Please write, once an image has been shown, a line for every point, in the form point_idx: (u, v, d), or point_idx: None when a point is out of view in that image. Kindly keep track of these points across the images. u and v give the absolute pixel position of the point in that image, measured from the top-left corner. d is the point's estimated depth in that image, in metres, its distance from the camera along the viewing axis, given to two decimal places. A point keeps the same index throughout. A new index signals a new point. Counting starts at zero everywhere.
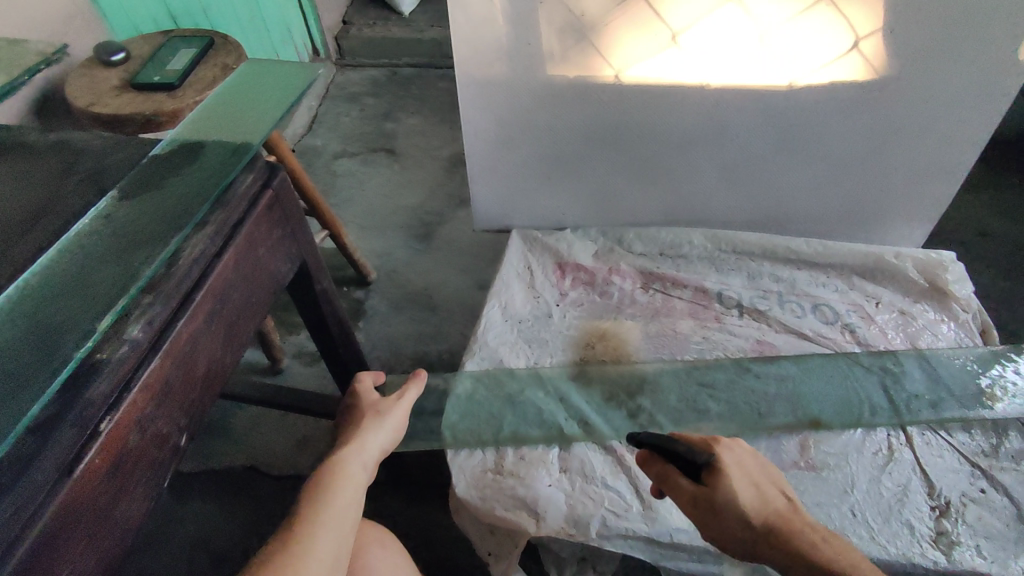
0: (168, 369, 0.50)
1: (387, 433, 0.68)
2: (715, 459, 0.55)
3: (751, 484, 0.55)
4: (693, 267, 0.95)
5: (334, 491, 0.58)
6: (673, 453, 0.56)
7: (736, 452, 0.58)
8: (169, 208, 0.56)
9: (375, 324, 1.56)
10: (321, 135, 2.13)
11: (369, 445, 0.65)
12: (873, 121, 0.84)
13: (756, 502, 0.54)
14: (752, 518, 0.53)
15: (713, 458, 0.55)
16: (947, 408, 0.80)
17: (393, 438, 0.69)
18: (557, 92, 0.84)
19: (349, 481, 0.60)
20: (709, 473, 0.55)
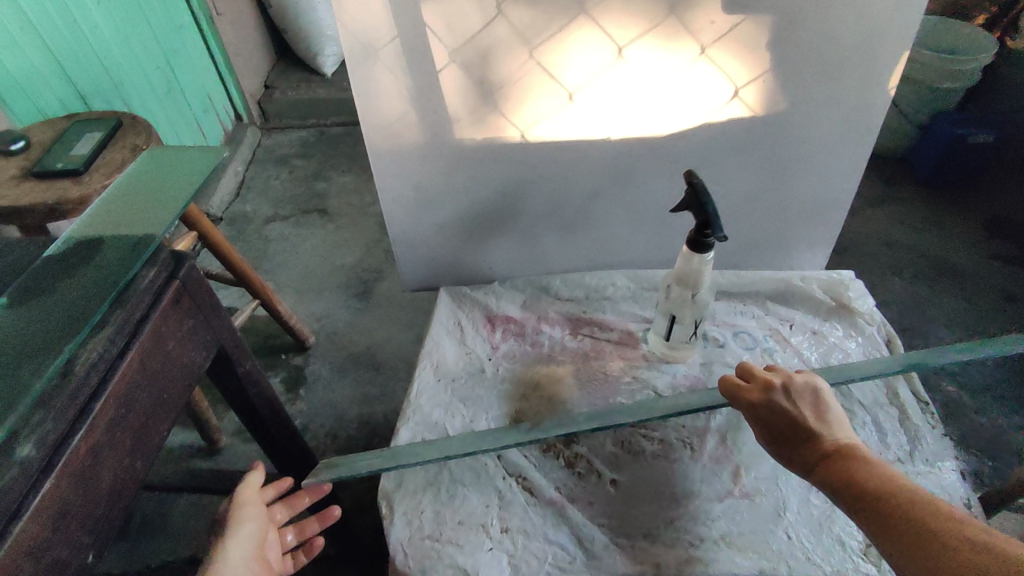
0: (65, 489, 0.48)
1: (246, 533, 0.69)
2: (761, 386, 0.68)
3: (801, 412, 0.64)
4: (618, 308, 0.98)
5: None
6: (703, 223, 0.75)
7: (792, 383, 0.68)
8: (64, 313, 0.55)
9: (317, 389, 1.52)
10: (251, 201, 2.10)
11: (233, 550, 0.67)
12: (761, 159, 0.91)
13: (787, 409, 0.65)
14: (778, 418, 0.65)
15: (760, 386, 0.68)
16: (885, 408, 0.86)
17: (256, 535, 0.70)
18: (466, 155, 0.86)
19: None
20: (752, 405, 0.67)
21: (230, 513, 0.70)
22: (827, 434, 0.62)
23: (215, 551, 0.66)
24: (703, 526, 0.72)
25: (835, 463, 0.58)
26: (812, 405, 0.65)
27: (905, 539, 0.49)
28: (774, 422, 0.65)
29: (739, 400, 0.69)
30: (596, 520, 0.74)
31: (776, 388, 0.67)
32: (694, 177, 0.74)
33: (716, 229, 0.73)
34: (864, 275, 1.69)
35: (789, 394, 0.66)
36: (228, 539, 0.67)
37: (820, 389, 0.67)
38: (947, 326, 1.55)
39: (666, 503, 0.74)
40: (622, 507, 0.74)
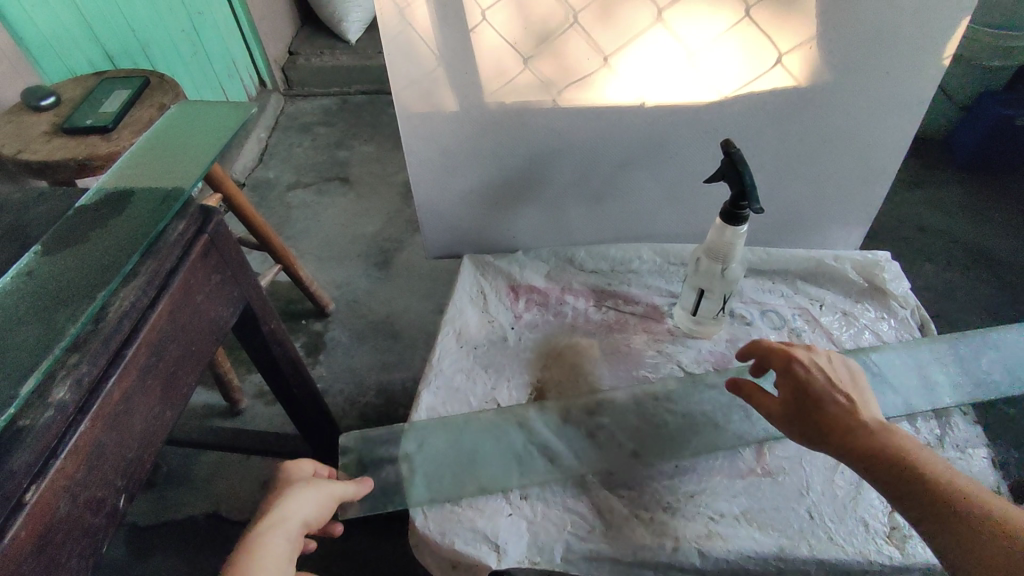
0: (99, 432, 0.48)
1: (311, 505, 0.67)
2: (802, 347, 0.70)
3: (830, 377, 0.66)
4: (644, 281, 0.97)
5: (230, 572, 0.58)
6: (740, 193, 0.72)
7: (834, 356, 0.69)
8: (96, 261, 0.55)
9: (336, 355, 1.54)
10: (274, 167, 2.10)
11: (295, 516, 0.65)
12: (799, 133, 0.88)
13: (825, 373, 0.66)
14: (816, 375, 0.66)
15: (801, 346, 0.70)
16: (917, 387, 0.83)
17: (319, 513, 0.67)
18: (497, 119, 0.84)
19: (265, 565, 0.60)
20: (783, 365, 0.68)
21: (297, 488, 0.67)
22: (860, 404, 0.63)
23: (279, 509, 0.64)
24: (724, 502, 0.72)
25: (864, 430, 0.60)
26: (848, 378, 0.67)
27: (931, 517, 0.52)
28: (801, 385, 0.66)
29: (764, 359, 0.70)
30: (616, 491, 0.73)
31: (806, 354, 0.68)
32: (732, 147, 0.72)
33: (753, 202, 0.71)
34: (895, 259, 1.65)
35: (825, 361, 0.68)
36: (293, 502, 0.65)
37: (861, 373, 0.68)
38: (978, 313, 1.51)
39: (687, 478, 0.74)
40: (642, 480, 0.74)
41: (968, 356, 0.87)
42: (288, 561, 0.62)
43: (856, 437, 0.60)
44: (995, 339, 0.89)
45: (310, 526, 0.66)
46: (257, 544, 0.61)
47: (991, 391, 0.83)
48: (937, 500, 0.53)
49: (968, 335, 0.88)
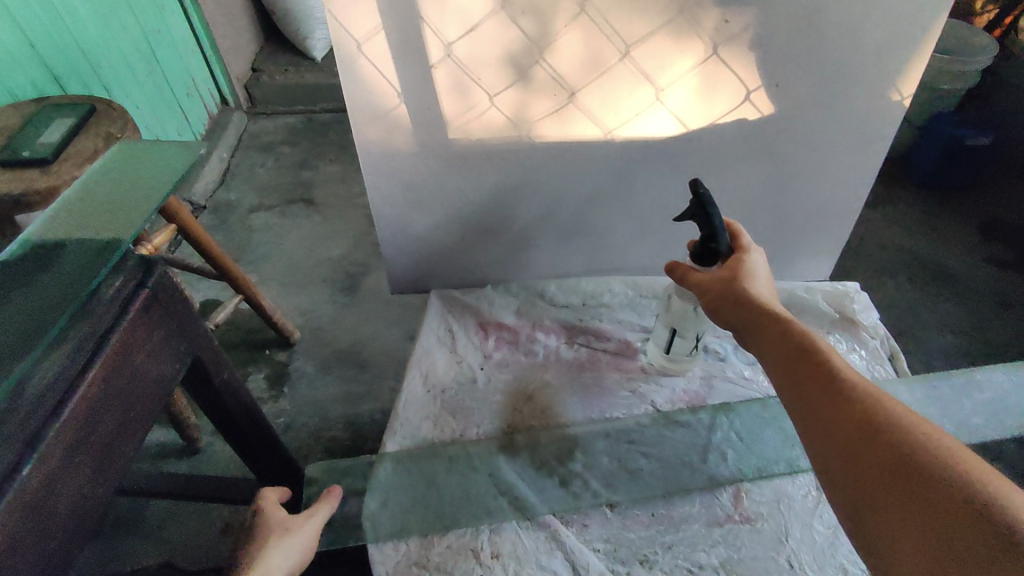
0: (14, 525, 0.44)
1: (293, 551, 0.62)
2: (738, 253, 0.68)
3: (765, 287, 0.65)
4: (616, 315, 0.95)
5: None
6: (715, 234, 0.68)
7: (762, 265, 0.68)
8: (17, 325, 0.50)
9: (301, 387, 1.48)
10: (235, 189, 2.03)
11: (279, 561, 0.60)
12: (768, 166, 0.87)
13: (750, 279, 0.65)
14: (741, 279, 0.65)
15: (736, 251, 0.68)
16: None
17: (300, 559, 0.63)
18: (462, 155, 0.82)
19: None
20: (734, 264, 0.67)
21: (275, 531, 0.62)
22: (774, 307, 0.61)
23: (263, 557, 0.59)
24: (703, 552, 0.69)
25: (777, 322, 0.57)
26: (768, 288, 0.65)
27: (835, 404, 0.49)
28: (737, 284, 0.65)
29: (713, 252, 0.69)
30: (591, 544, 0.70)
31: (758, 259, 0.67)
32: (699, 185, 0.68)
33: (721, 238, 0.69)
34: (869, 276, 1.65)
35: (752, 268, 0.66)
36: (277, 548, 0.61)
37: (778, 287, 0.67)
38: (942, 331, 1.53)
39: (664, 527, 0.71)
40: (618, 531, 0.71)
41: (952, 398, 0.88)
42: None
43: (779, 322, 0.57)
44: (981, 380, 0.90)
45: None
46: None
47: (972, 436, 0.85)
48: (832, 383, 0.50)
49: (954, 376, 0.89)
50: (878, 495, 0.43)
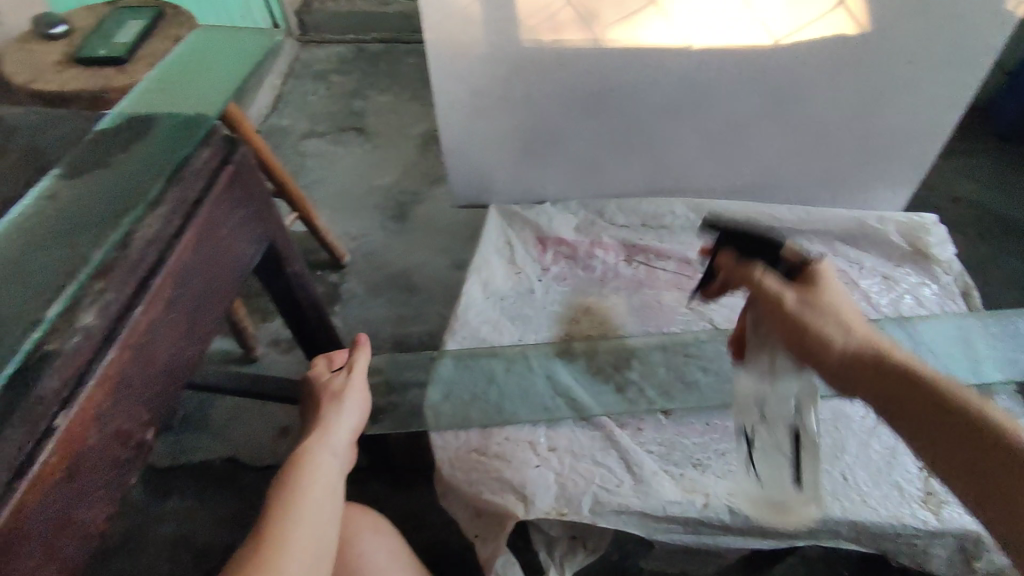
0: (126, 363, 0.47)
1: (352, 411, 0.68)
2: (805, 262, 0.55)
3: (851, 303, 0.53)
4: (676, 237, 0.94)
5: (312, 484, 0.58)
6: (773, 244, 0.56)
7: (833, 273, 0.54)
8: (118, 187, 0.52)
9: (352, 307, 1.52)
10: (289, 115, 2.04)
11: (341, 422, 0.66)
12: (855, 83, 0.82)
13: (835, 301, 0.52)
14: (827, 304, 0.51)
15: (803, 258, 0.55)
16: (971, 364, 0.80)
17: (361, 416, 0.69)
18: (534, 61, 0.80)
19: (320, 471, 0.60)
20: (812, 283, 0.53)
21: (331, 396, 0.69)
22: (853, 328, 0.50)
23: (323, 420, 0.66)
24: None
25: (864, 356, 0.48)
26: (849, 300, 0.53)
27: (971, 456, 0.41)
28: (828, 312, 0.51)
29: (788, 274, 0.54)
30: (645, 446, 0.72)
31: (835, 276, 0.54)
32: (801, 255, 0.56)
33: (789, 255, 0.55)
34: (942, 219, 1.55)
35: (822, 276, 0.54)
36: (336, 410, 0.67)
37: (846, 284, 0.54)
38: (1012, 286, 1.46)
39: (719, 436, 0.73)
40: (673, 436, 0.72)
41: None
42: (340, 469, 0.62)
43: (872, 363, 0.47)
44: None
45: (355, 433, 0.68)
46: (314, 452, 0.62)
47: None
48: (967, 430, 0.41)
49: None
50: (954, 455, 0.42)
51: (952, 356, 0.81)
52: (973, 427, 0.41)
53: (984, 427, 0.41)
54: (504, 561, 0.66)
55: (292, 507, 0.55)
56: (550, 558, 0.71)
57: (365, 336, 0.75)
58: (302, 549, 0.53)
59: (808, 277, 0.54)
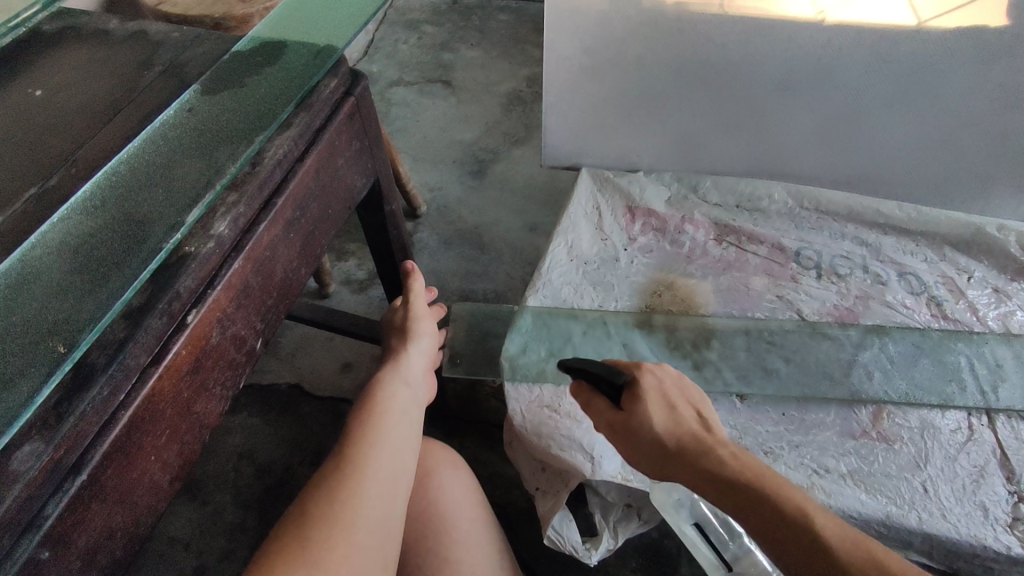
0: (248, 272, 0.50)
1: (423, 347, 0.70)
2: (633, 382, 0.57)
3: (668, 402, 0.57)
4: (771, 223, 0.90)
5: (392, 411, 0.60)
6: (595, 376, 0.59)
7: (658, 376, 0.59)
8: (252, 106, 0.54)
9: (423, 257, 1.55)
10: (378, 62, 2.06)
11: (413, 357, 0.68)
12: (1001, 76, 0.75)
13: (672, 419, 0.55)
14: (664, 433, 0.54)
15: (632, 381, 0.57)
16: None
17: (432, 350, 0.71)
18: (652, 22, 0.77)
19: (396, 401, 0.62)
20: (632, 398, 0.56)
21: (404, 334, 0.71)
22: (684, 427, 0.54)
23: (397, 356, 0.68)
24: (833, 459, 0.68)
25: (690, 459, 0.52)
26: (690, 408, 0.58)
27: (776, 536, 0.44)
28: (646, 429, 0.54)
29: (617, 396, 0.57)
30: None
31: (651, 380, 0.57)
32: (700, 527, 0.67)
33: (613, 374, 0.58)
34: None
35: (653, 380, 0.58)
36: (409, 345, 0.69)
37: (687, 388, 0.59)
38: None
39: (794, 428, 0.71)
40: (746, 421, 0.72)
41: None
42: (416, 400, 0.65)
43: (701, 464, 0.51)
44: None
45: (428, 367, 0.70)
46: (390, 384, 0.64)
47: None
48: (772, 511, 0.45)
49: None
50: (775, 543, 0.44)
51: None
52: (764, 505, 0.46)
53: (790, 511, 0.44)
54: (564, 516, 0.69)
55: (372, 430, 0.58)
56: (606, 521, 0.70)
57: (414, 264, 0.74)
58: (383, 478, 0.55)
59: (632, 388, 0.57)
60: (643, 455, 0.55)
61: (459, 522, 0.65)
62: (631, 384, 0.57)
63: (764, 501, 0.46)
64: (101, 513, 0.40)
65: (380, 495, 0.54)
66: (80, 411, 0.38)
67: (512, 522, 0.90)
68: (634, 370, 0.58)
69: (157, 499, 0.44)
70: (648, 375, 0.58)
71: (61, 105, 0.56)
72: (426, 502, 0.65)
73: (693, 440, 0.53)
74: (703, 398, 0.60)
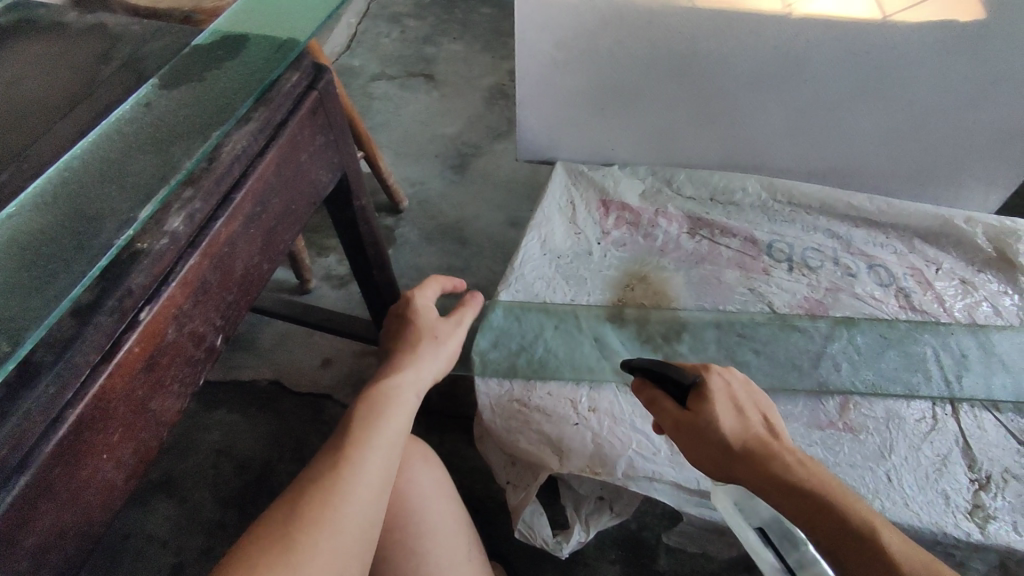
0: (206, 269, 0.49)
1: (440, 363, 0.67)
2: (701, 382, 0.60)
3: (736, 407, 0.59)
4: (744, 215, 0.91)
5: (393, 411, 0.58)
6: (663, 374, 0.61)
7: (726, 379, 0.61)
8: (211, 100, 0.53)
9: (404, 252, 1.54)
10: (360, 55, 2.04)
11: (425, 371, 0.65)
12: (966, 68, 0.76)
13: (738, 424, 0.58)
14: (731, 435, 0.56)
15: (700, 381, 0.60)
16: None
17: (441, 368, 0.67)
18: (621, 15, 0.77)
19: (399, 415, 0.59)
20: (699, 399, 0.58)
21: (422, 342, 0.67)
22: (751, 432, 0.57)
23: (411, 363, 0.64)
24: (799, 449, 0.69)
25: (759, 463, 0.54)
26: (755, 413, 0.60)
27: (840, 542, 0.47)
28: (711, 429, 0.57)
29: (684, 394, 0.59)
30: None
31: (719, 383, 0.60)
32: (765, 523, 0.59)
33: (680, 374, 0.60)
34: None
35: (720, 383, 0.60)
36: (427, 356, 0.65)
37: (753, 394, 0.62)
38: None
39: None
40: None
41: None
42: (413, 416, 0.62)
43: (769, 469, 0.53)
44: None
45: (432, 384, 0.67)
46: (397, 395, 0.60)
47: None
48: (839, 520, 0.47)
49: None
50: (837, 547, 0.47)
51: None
52: (831, 513, 0.48)
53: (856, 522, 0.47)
54: (534, 509, 0.69)
55: (371, 438, 0.55)
56: (577, 514, 0.71)
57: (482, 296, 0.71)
58: (369, 492, 0.52)
59: (700, 388, 0.59)
60: (707, 454, 0.57)
61: (429, 517, 0.65)
62: (698, 385, 0.60)
63: (831, 511, 0.48)
64: (50, 511, 0.39)
65: (364, 510, 0.52)
66: (24, 408, 0.38)
67: (489, 516, 0.91)
68: (704, 372, 0.60)
69: (112, 497, 0.44)
70: (715, 379, 0.61)
71: (16, 100, 0.55)
72: (396, 497, 0.65)
73: (760, 446, 0.55)
74: (769, 405, 0.62)
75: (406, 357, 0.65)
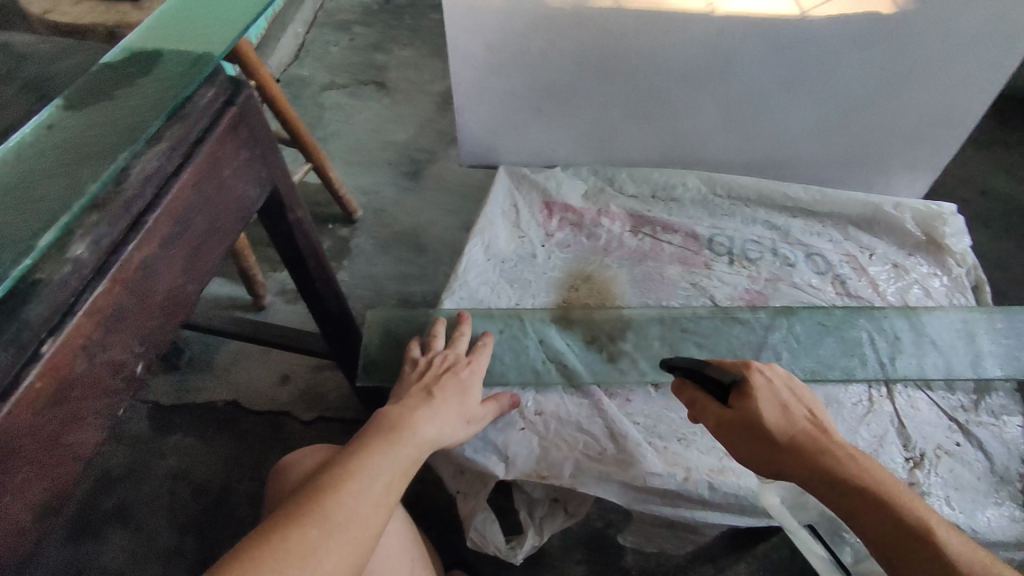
0: (119, 295, 0.48)
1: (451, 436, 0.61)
2: (742, 380, 0.57)
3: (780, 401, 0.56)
4: (685, 211, 0.92)
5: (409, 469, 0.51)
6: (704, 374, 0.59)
7: (770, 374, 0.58)
8: (120, 119, 0.51)
9: (360, 262, 1.53)
10: (308, 65, 2.01)
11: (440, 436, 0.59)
12: (885, 59, 0.78)
13: (782, 418, 0.55)
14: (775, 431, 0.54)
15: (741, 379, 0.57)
16: (980, 363, 0.78)
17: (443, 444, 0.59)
18: (551, 18, 0.77)
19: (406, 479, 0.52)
20: (742, 396, 0.56)
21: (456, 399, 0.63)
22: (799, 427, 0.54)
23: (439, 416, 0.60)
24: None
25: (808, 459, 0.51)
26: (802, 408, 0.57)
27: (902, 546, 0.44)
28: (753, 427, 0.54)
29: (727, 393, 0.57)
30: (631, 416, 0.72)
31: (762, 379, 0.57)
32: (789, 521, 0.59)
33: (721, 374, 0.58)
34: None
35: (764, 379, 0.57)
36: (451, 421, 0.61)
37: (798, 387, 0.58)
38: None
39: None
40: (661, 409, 0.73)
41: None
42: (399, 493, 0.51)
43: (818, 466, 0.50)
44: None
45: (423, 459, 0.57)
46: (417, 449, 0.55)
47: None
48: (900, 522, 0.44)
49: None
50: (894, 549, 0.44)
51: (957, 349, 0.79)
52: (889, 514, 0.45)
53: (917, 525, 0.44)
54: (486, 517, 0.69)
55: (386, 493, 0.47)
56: (531, 518, 0.71)
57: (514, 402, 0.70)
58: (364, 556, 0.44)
59: (742, 385, 0.57)
60: (751, 451, 0.55)
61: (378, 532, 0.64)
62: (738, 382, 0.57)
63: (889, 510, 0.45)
64: None
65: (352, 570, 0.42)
66: None
67: (450, 524, 0.90)
68: (746, 369, 0.58)
69: (24, 537, 0.42)
70: (758, 374, 0.58)
71: None
72: None
73: (807, 441, 0.52)
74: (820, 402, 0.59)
75: (438, 409, 0.60)
